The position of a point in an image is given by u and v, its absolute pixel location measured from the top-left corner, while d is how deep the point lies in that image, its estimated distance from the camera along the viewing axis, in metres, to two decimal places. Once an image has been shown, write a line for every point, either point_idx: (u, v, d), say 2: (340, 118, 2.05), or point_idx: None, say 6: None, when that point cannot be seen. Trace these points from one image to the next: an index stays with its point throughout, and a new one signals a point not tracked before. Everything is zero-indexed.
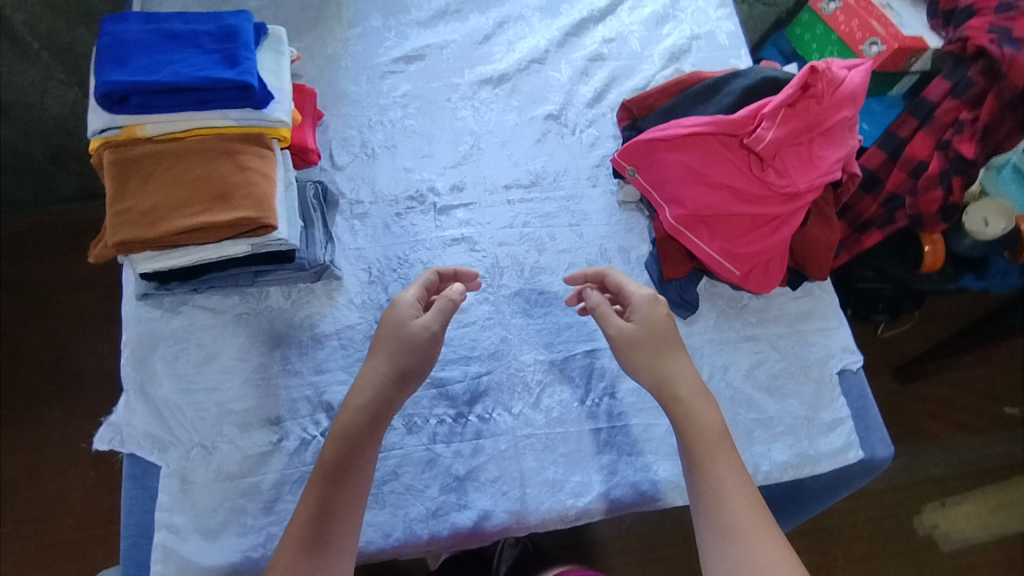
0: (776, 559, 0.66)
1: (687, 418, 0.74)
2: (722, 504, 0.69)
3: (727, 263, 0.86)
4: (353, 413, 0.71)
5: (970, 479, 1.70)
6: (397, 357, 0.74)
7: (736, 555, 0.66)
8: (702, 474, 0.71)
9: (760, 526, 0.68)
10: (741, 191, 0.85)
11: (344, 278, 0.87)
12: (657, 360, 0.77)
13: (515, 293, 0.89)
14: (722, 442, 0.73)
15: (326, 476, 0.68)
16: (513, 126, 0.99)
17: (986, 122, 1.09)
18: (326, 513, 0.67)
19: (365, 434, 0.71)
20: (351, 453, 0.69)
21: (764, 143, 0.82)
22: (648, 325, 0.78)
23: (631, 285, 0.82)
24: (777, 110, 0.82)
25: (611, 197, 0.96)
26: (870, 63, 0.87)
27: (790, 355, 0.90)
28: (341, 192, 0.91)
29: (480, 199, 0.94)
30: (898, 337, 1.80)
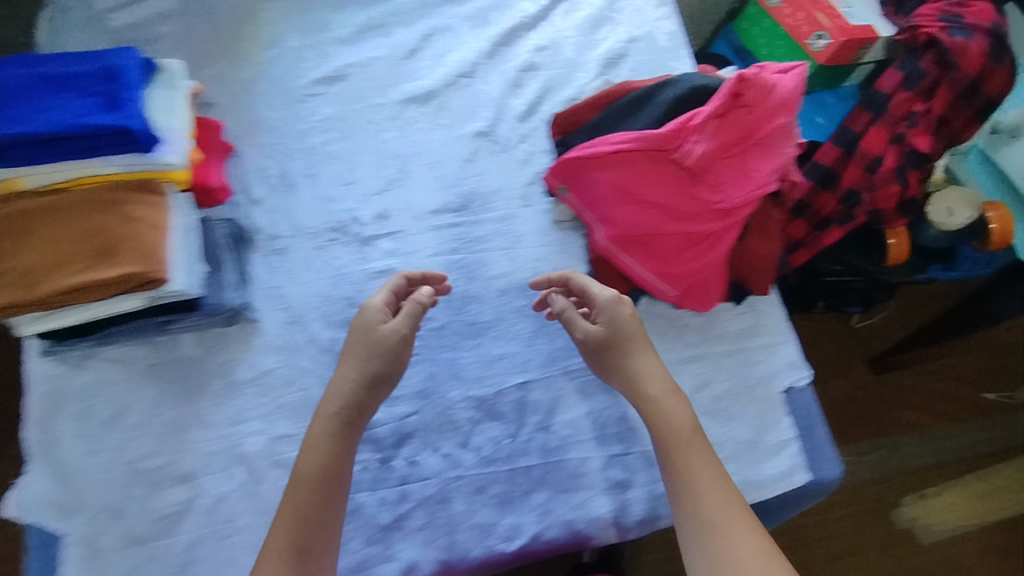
0: (756, 551, 0.64)
1: (659, 416, 0.73)
2: (698, 499, 0.68)
3: (664, 285, 0.82)
4: (323, 428, 0.71)
5: (950, 469, 1.66)
6: (369, 361, 0.73)
7: (715, 549, 0.65)
8: (676, 471, 0.70)
9: (738, 517, 0.67)
10: (674, 208, 0.80)
11: (261, 319, 0.83)
12: (626, 359, 0.76)
13: (443, 326, 0.85)
14: (694, 438, 0.72)
15: (299, 493, 0.67)
16: (440, 145, 0.94)
17: (940, 113, 1.04)
18: (301, 530, 0.65)
19: (336, 450, 0.70)
20: (322, 469, 0.69)
21: (693, 157, 0.78)
22: (614, 325, 0.77)
23: (595, 286, 0.80)
24: (705, 122, 0.78)
25: (545, 216, 0.91)
26: (805, 66, 0.82)
27: (735, 375, 0.86)
28: (257, 228, 0.87)
29: (406, 227, 0.89)
30: (872, 327, 1.76)
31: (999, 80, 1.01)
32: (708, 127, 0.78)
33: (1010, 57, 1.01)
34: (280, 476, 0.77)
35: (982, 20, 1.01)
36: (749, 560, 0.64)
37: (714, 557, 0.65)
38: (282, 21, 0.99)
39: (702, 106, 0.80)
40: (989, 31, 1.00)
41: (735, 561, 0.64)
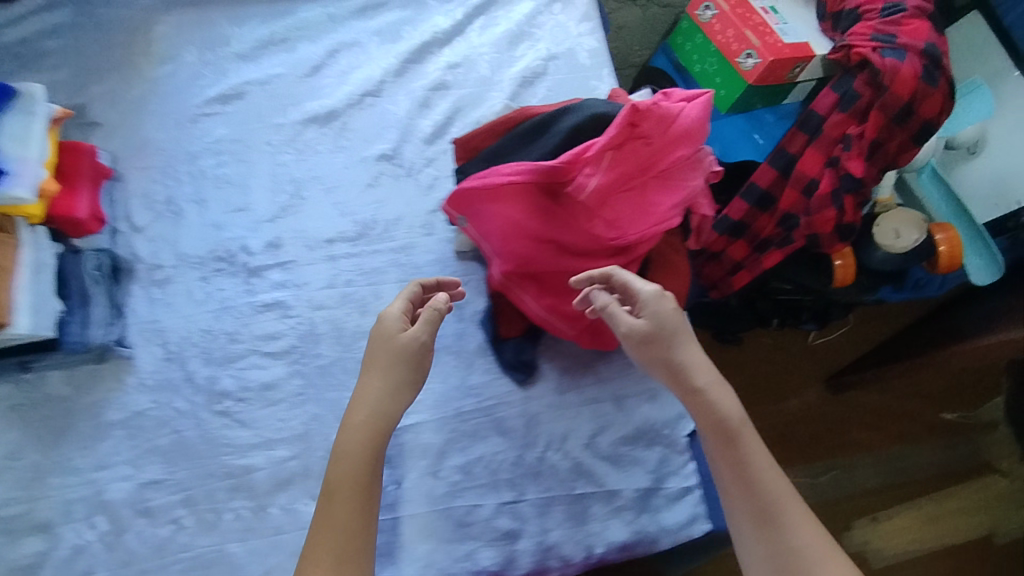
0: (817, 541, 0.63)
1: (707, 410, 0.68)
2: (756, 492, 0.65)
3: (558, 319, 0.79)
4: (351, 438, 0.65)
5: (903, 490, 1.61)
6: (394, 371, 0.68)
7: (776, 544, 0.63)
8: (729, 466, 0.66)
9: (796, 509, 0.64)
10: (569, 243, 0.76)
11: (135, 356, 0.79)
12: (673, 351, 0.69)
13: (332, 363, 0.81)
14: (745, 430, 0.67)
15: (339, 506, 0.62)
16: (340, 169, 0.90)
17: (873, 138, 0.98)
18: (344, 543, 0.60)
19: (371, 463, 0.64)
20: (358, 479, 0.63)
21: (588, 193, 0.72)
22: (662, 320, 0.69)
23: (637, 280, 0.72)
24: (601, 154, 0.71)
25: (447, 246, 0.88)
26: (712, 93, 0.77)
27: (638, 417, 0.82)
28: (138, 257, 0.83)
29: (298, 257, 0.85)
30: (830, 344, 1.70)
31: (933, 104, 0.95)
32: (604, 160, 0.72)
33: (945, 79, 0.95)
34: (146, 525, 0.74)
35: (916, 40, 0.94)
36: (813, 554, 0.62)
37: (778, 553, 0.62)
38: (179, 35, 0.94)
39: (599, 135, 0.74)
40: (922, 52, 0.94)
41: (796, 555, 0.62)
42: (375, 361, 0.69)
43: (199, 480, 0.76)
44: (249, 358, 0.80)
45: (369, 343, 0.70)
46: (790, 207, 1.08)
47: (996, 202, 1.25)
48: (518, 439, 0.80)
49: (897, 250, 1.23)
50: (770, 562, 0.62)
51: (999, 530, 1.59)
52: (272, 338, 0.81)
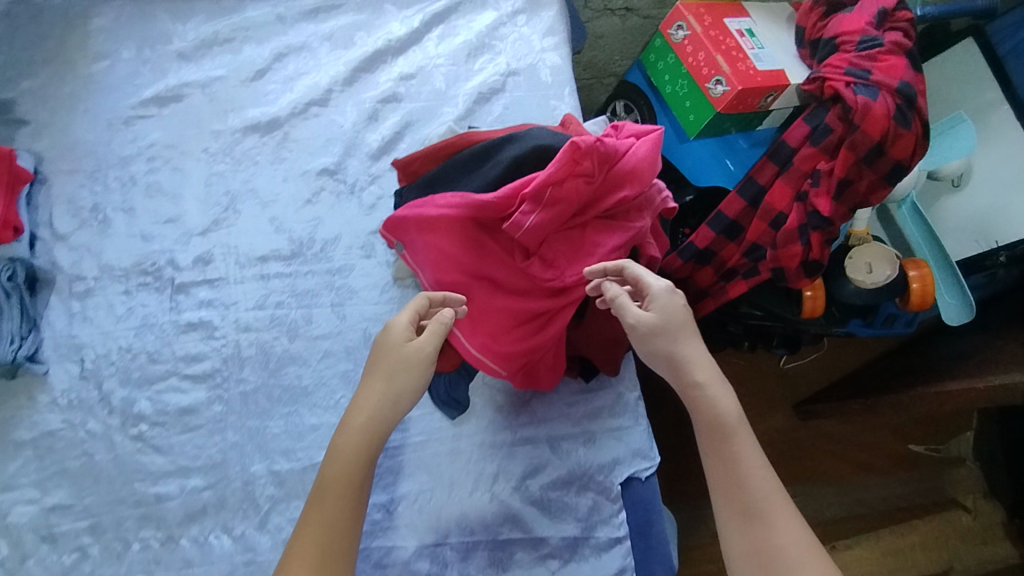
0: (801, 541, 0.62)
1: (704, 404, 0.67)
2: (743, 487, 0.64)
3: (488, 360, 0.73)
4: (349, 441, 0.62)
5: (865, 521, 1.59)
6: (397, 377, 0.64)
7: (759, 538, 0.62)
8: (719, 460, 0.66)
9: (782, 508, 0.63)
10: (505, 279, 0.72)
11: (49, 372, 0.76)
12: (673, 345, 0.68)
13: (255, 389, 0.78)
14: (740, 426, 0.66)
15: (325, 508, 0.59)
16: (279, 182, 0.86)
17: (842, 176, 0.94)
18: (323, 548, 0.58)
19: (364, 471, 0.61)
20: (347, 484, 0.60)
21: (524, 231, 0.69)
22: (669, 315, 0.68)
23: (650, 274, 0.70)
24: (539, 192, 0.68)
25: (386, 271, 0.84)
26: (662, 131, 0.74)
27: (572, 461, 0.79)
28: (58, 267, 0.79)
29: (227, 274, 0.81)
30: (802, 369, 1.68)
31: (905, 145, 0.91)
32: (543, 195, 0.68)
33: (920, 120, 0.90)
34: (48, 552, 0.70)
35: (891, 78, 0.90)
36: (794, 553, 0.61)
37: (759, 548, 0.62)
38: (118, 30, 0.89)
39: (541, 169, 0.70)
40: (896, 91, 0.89)
41: (776, 551, 0.61)
42: (378, 367, 0.65)
43: (107, 507, 0.72)
44: (169, 380, 0.77)
45: (373, 348, 0.67)
46: (756, 238, 1.06)
47: (977, 238, 1.19)
48: (446, 478, 0.77)
49: (866, 284, 1.19)
50: (750, 557, 0.62)
51: (957, 565, 1.55)
52: (194, 359, 0.78)
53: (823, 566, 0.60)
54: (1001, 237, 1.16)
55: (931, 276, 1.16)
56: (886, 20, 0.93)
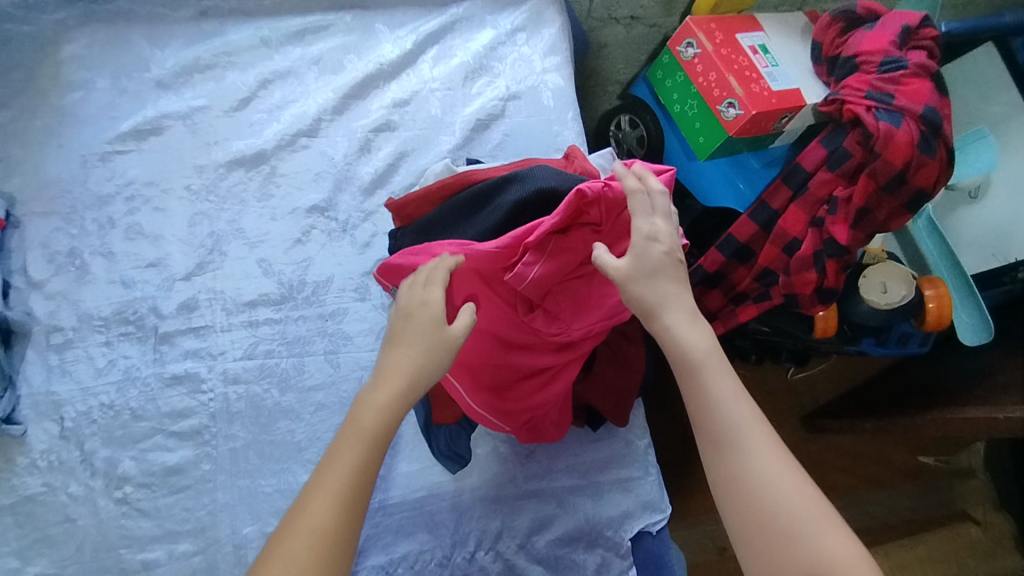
0: (782, 469, 0.54)
1: (670, 343, 0.59)
2: (713, 425, 0.56)
3: (492, 417, 0.71)
4: (381, 396, 0.55)
5: (872, 534, 1.55)
6: (436, 347, 0.57)
7: (734, 472, 0.55)
8: (690, 398, 0.58)
9: (760, 436, 0.55)
10: (507, 334, 0.67)
11: (27, 432, 0.71)
12: (641, 285, 0.59)
13: (245, 446, 0.74)
14: (709, 362, 0.58)
15: (350, 458, 0.53)
16: (267, 220, 0.82)
17: (862, 204, 0.89)
18: (345, 499, 0.51)
19: (395, 430, 0.55)
20: (378, 439, 0.54)
21: (528, 285, 0.63)
22: (640, 258, 0.59)
23: (640, 210, 0.60)
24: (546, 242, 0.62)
25: (381, 314, 0.80)
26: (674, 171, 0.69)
27: (580, 516, 0.76)
28: (34, 317, 0.75)
29: (214, 322, 0.77)
30: (809, 380, 1.64)
31: (929, 173, 0.86)
32: (546, 247, 0.62)
33: (944, 148, 0.86)
34: None
35: (915, 103, 0.85)
36: (771, 490, 0.53)
37: (734, 485, 0.54)
38: (92, 56, 0.84)
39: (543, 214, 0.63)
40: (921, 117, 0.84)
41: (753, 483, 0.54)
42: (412, 325, 0.58)
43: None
44: (153, 438, 0.73)
45: (401, 305, 0.59)
46: (769, 263, 1.01)
47: (994, 252, 1.15)
48: (447, 536, 0.74)
49: (880, 305, 1.14)
50: (729, 495, 0.55)
51: None
52: (180, 416, 0.74)
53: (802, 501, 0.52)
54: (1019, 253, 1.12)
55: (948, 295, 1.12)
56: (910, 38, 0.89)
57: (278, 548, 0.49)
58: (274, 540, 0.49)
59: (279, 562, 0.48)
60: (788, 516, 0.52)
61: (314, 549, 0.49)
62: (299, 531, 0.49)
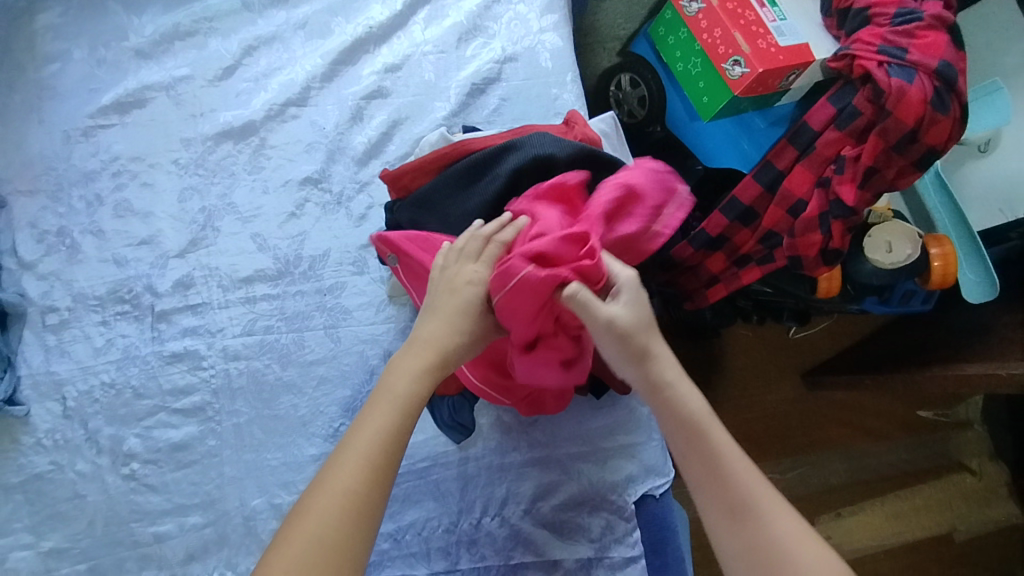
0: (797, 529, 0.57)
1: (674, 406, 0.61)
2: (728, 486, 0.59)
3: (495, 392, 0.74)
4: (414, 365, 0.58)
5: (872, 487, 1.58)
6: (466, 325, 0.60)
7: (753, 538, 0.57)
8: (698, 462, 0.60)
9: (770, 496, 0.59)
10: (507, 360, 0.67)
11: (31, 413, 0.72)
12: (640, 341, 0.60)
13: (249, 421, 0.74)
14: (712, 422, 0.61)
15: (383, 420, 0.55)
16: (260, 194, 0.80)
17: (869, 164, 0.87)
18: (374, 463, 0.53)
19: (425, 398, 0.58)
20: (408, 406, 0.57)
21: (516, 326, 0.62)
22: (638, 313, 0.60)
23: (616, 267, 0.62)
24: (531, 298, 0.59)
25: (380, 287, 0.79)
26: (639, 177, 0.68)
27: (584, 481, 0.77)
28: (28, 298, 0.74)
29: (210, 299, 0.77)
30: (810, 339, 1.64)
31: (940, 131, 0.84)
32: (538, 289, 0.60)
33: (958, 103, 0.83)
34: None
35: (929, 57, 0.82)
36: (792, 545, 0.56)
37: (753, 545, 0.57)
38: (67, 27, 0.82)
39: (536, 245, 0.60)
40: (933, 72, 0.81)
41: (773, 547, 0.56)
42: (452, 301, 0.61)
43: (105, 549, 0.70)
44: (158, 415, 0.73)
45: (439, 280, 0.62)
46: (773, 225, 1.00)
47: (1001, 208, 1.11)
48: (453, 504, 0.75)
49: (885, 264, 1.12)
50: (748, 562, 0.57)
51: (960, 526, 1.56)
52: (182, 393, 0.74)
53: (818, 553, 0.56)
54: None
55: (953, 253, 1.11)
56: None
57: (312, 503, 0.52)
58: (308, 497, 0.52)
59: (312, 520, 0.50)
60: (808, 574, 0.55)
61: (345, 508, 0.51)
62: (332, 490, 0.52)
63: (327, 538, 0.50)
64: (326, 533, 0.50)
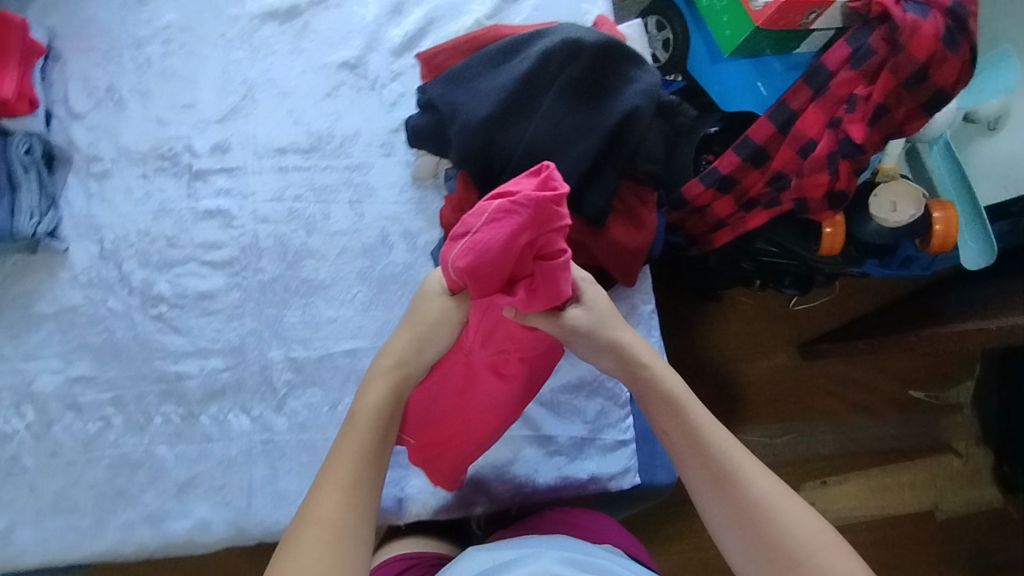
0: (774, 489, 0.64)
1: (651, 386, 0.68)
2: (709, 457, 0.65)
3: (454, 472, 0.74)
4: (381, 385, 0.64)
5: (861, 459, 1.53)
6: (424, 329, 0.64)
7: (737, 501, 0.64)
8: (680, 436, 0.67)
9: (750, 464, 0.65)
10: (476, 349, 0.64)
11: (70, 250, 0.76)
12: (612, 332, 0.67)
13: (273, 279, 0.78)
14: (688, 398, 0.68)
15: (353, 445, 0.62)
16: (298, 74, 0.84)
17: (879, 102, 0.92)
18: (349, 488, 0.60)
19: (391, 414, 0.64)
20: (376, 423, 0.63)
21: (488, 276, 0.56)
22: (599, 307, 0.66)
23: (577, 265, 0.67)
24: (495, 234, 0.54)
25: (406, 169, 0.83)
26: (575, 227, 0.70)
27: (583, 367, 0.80)
28: (74, 146, 0.79)
29: (246, 164, 0.81)
30: (810, 310, 1.57)
31: (949, 71, 0.89)
32: (497, 220, 0.54)
33: (968, 45, 0.88)
34: (73, 419, 0.72)
35: None
36: (770, 502, 0.63)
37: (740, 509, 0.64)
38: None
39: (498, 191, 0.57)
40: (947, 11, 0.88)
41: (756, 507, 0.63)
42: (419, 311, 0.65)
43: (128, 381, 0.74)
44: (188, 265, 0.78)
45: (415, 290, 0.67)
46: (783, 165, 1.02)
47: (1006, 184, 1.13)
48: None
49: (888, 223, 1.12)
50: (737, 525, 0.63)
51: (942, 505, 1.53)
52: (212, 247, 0.78)
53: (793, 506, 0.64)
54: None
55: (955, 217, 1.10)
56: None
57: (295, 544, 0.57)
58: (291, 533, 0.58)
59: (292, 558, 0.56)
60: (790, 529, 0.62)
61: (324, 536, 0.57)
62: (313, 521, 0.58)
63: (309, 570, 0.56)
64: (308, 566, 0.56)
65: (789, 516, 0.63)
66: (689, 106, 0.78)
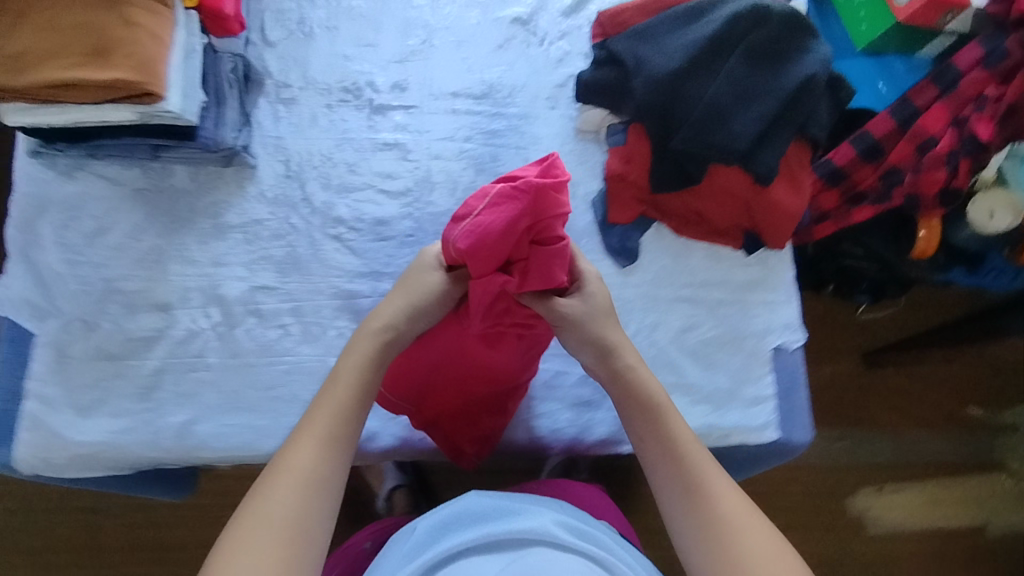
0: (742, 508, 0.60)
1: (632, 390, 0.67)
2: (681, 465, 0.63)
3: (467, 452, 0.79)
4: (366, 348, 0.65)
5: (917, 471, 1.40)
6: (418, 299, 0.67)
7: (703, 513, 0.60)
8: (654, 443, 0.65)
9: (721, 482, 0.62)
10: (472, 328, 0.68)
11: (258, 166, 0.80)
12: (604, 327, 0.68)
13: (443, 213, 0.82)
14: (670, 407, 0.66)
15: (334, 401, 0.62)
16: (472, 25, 0.89)
17: (1011, 102, 0.98)
18: (324, 444, 0.60)
19: (376, 381, 0.65)
20: (363, 387, 0.64)
21: (487, 255, 0.62)
22: (596, 302, 0.68)
23: (581, 259, 0.70)
24: (496, 218, 0.61)
25: (569, 122, 0.87)
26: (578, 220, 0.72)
27: (728, 323, 0.83)
28: (267, 71, 0.83)
29: (422, 104, 0.85)
30: (875, 321, 1.46)
31: None
32: (496, 204, 0.61)
33: None
34: (256, 324, 0.76)
35: None
36: (735, 519, 0.59)
37: (704, 518, 0.60)
38: None
39: (501, 179, 0.65)
40: None
41: (722, 524, 0.59)
42: (415, 280, 0.68)
43: (307, 294, 0.77)
44: (365, 192, 0.81)
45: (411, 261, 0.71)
46: (900, 160, 1.01)
47: None
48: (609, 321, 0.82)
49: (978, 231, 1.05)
50: (699, 538, 0.59)
51: (994, 520, 1.38)
52: (390, 176, 0.82)
53: (761, 528, 0.59)
54: None
55: None
56: None
57: (266, 487, 0.57)
58: (261, 479, 0.57)
59: (262, 501, 0.56)
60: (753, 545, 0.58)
61: (298, 484, 0.57)
62: (285, 468, 0.58)
63: (276, 515, 0.55)
64: (280, 509, 0.55)
65: (754, 540, 0.58)
66: (849, 83, 0.83)
